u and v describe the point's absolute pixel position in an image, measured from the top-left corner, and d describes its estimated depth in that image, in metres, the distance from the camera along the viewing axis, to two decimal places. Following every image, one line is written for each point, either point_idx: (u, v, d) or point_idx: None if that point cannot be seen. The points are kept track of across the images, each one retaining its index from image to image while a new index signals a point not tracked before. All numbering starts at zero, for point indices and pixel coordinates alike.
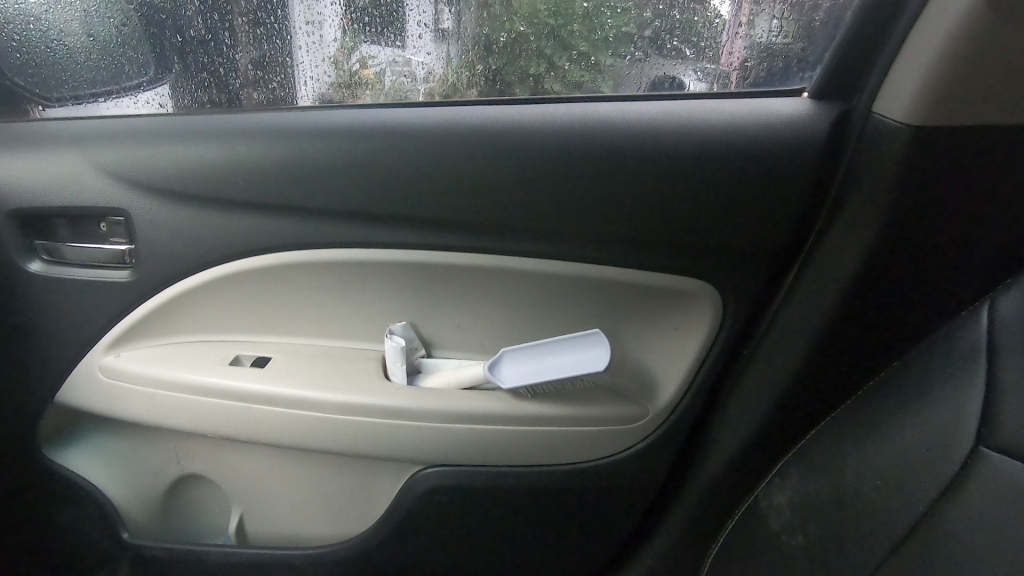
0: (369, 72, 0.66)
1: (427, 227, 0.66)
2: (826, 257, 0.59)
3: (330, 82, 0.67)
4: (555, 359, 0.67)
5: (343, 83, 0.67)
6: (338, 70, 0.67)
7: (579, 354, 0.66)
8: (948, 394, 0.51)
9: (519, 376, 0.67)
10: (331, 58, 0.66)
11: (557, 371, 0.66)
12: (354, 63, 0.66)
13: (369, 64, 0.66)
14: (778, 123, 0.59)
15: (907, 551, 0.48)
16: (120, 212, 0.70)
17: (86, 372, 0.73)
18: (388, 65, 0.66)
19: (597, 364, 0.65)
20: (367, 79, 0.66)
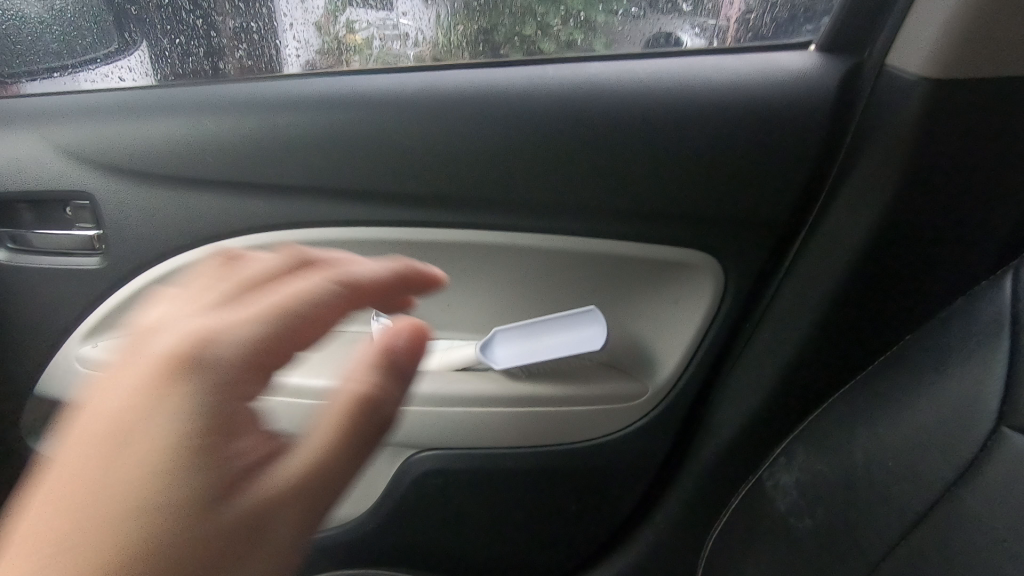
0: (356, 37, 0.61)
1: (409, 203, 0.63)
2: (833, 224, 0.55)
3: (317, 50, 0.62)
4: (550, 339, 0.64)
5: (330, 49, 0.62)
6: (324, 37, 0.62)
7: (574, 334, 0.63)
8: (967, 366, 0.44)
9: (512, 357, 0.65)
10: (316, 23, 0.62)
11: (551, 352, 0.64)
12: (341, 28, 0.62)
13: (355, 28, 0.61)
14: (784, 80, 0.55)
15: (919, 538, 0.42)
16: (85, 196, 0.66)
17: (63, 363, 0.71)
18: (376, 29, 0.61)
19: (591, 344, 0.62)
20: (355, 44, 0.61)
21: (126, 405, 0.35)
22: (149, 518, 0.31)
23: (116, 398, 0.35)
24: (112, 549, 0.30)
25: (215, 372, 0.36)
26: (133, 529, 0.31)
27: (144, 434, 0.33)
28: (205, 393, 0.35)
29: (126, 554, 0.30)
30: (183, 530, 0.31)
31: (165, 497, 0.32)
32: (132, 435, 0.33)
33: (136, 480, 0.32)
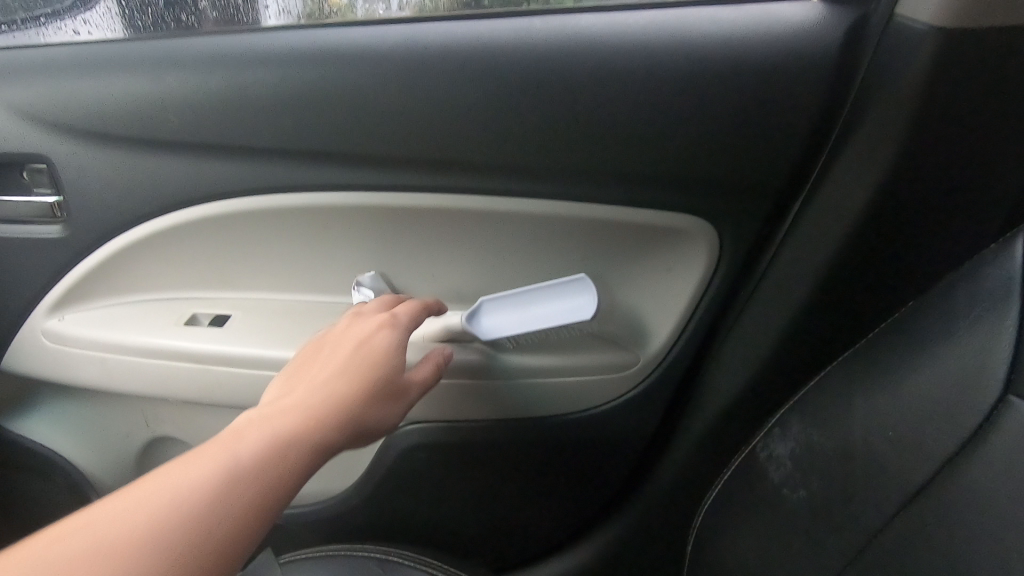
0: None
1: (390, 166, 0.59)
2: (833, 185, 0.52)
3: (298, 15, 0.56)
4: (539, 309, 0.60)
5: (312, 14, 0.56)
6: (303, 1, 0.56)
7: (564, 303, 0.59)
8: (972, 333, 0.42)
9: (500, 326, 0.61)
10: None
11: (540, 322, 0.60)
12: None
13: None
14: (783, 33, 0.50)
15: (918, 510, 0.41)
16: (41, 159, 0.62)
17: (30, 337, 0.68)
18: None
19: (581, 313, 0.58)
20: (337, 7, 0.56)
21: (340, 337, 0.54)
22: (359, 386, 0.50)
23: (329, 338, 0.55)
24: (338, 390, 0.49)
25: (397, 325, 0.56)
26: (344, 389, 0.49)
27: (353, 351, 0.53)
28: (390, 335, 0.55)
29: (340, 399, 0.49)
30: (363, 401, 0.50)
31: (364, 378, 0.51)
32: (344, 350, 0.53)
33: (351, 370, 0.51)
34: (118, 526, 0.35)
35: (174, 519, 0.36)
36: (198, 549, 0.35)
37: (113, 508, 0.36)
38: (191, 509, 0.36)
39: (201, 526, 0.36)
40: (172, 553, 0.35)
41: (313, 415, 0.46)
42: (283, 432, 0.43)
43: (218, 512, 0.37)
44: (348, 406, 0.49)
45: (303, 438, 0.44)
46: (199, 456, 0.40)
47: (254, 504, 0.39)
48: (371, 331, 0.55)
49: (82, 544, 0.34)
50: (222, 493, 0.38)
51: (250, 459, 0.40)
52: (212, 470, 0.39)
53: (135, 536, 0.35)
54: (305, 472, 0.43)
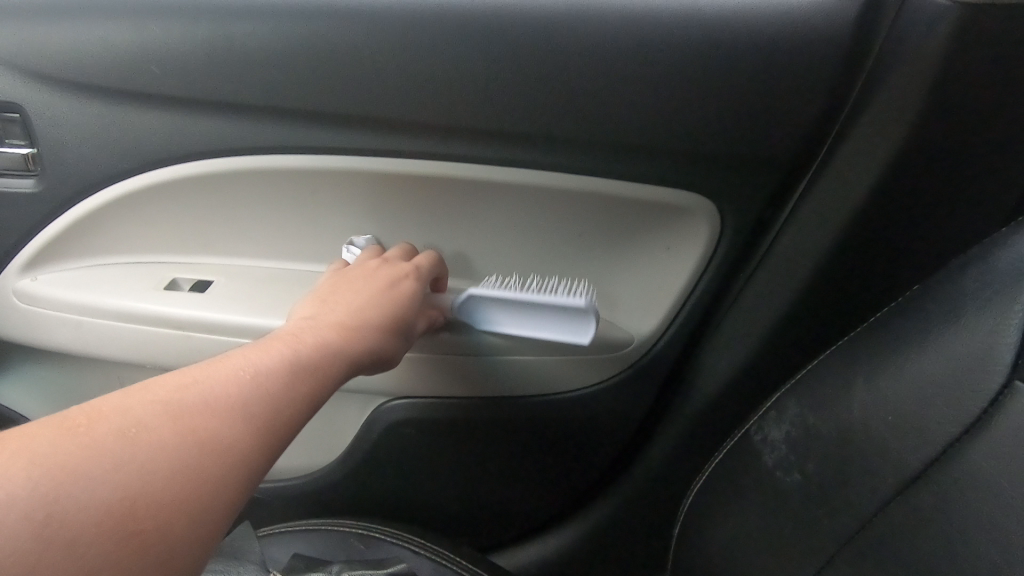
0: None
1: (382, 129, 0.57)
2: (839, 165, 0.50)
3: None
4: (537, 314, 0.56)
5: None
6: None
7: (563, 317, 0.55)
8: (978, 318, 0.41)
9: (494, 317, 0.59)
10: None
11: (535, 326, 0.57)
12: None
13: None
14: (797, 3, 0.48)
15: (914, 495, 0.40)
16: (14, 108, 0.59)
17: (1, 297, 0.66)
18: None
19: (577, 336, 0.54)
20: None
21: (371, 270, 0.57)
22: (384, 321, 0.53)
23: (359, 269, 0.57)
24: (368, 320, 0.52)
25: (423, 275, 0.58)
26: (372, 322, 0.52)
27: (383, 288, 0.55)
28: (416, 283, 0.57)
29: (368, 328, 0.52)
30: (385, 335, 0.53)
31: (389, 315, 0.54)
32: (378, 282, 0.55)
33: (382, 304, 0.54)
34: (206, 392, 0.38)
35: (253, 393, 0.39)
36: (275, 421, 0.39)
37: (197, 378, 0.39)
38: (265, 388, 0.40)
39: (275, 404, 0.40)
40: (256, 417, 0.38)
41: (354, 335, 0.50)
42: (330, 343, 0.47)
43: (286, 394, 0.41)
44: (377, 335, 0.52)
45: (345, 351, 0.48)
46: (259, 352, 0.43)
47: (309, 397, 0.43)
48: (398, 276, 0.57)
49: (178, 401, 0.37)
50: (288, 382, 0.42)
51: (304, 360, 0.44)
52: (276, 364, 0.42)
53: (225, 400, 0.38)
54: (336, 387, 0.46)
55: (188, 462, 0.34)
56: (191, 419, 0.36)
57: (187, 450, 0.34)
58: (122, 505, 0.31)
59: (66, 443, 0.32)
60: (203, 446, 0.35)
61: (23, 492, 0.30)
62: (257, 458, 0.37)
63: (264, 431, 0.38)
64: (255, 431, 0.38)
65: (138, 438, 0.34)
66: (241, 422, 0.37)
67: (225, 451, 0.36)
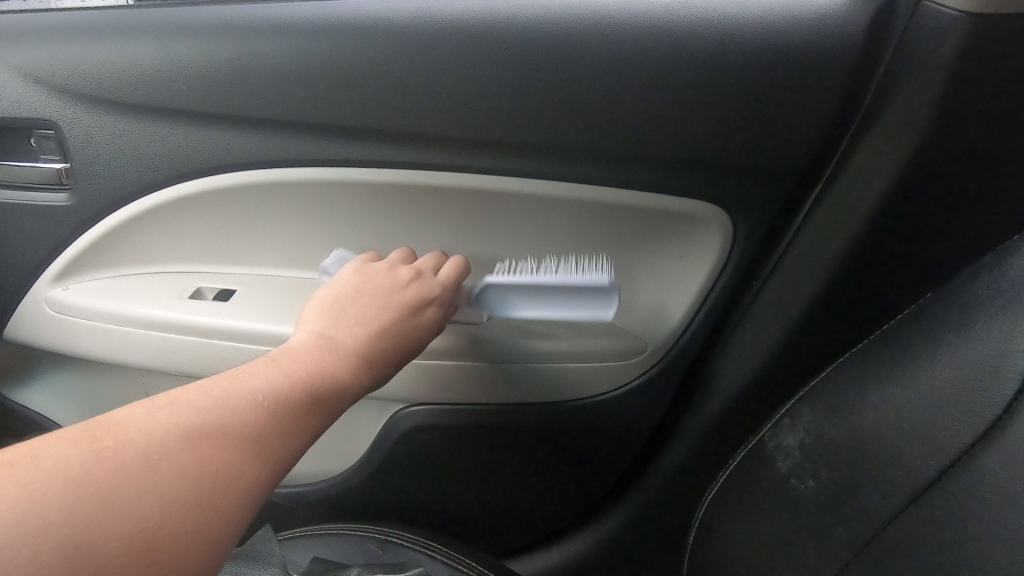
0: None
1: (399, 143, 0.58)
2: (851, 174, 0.51)
3: None
4: (551, 303, 0.59)
5: None
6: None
7: (579, 304, 0.58)
8: (992, 325, 0.41)
9: (507, 307, 0.60)
10: None
11: (551, 314, 0.59)
12: None
13: None
14: (808, 16, 0.49)
15: (929, 502, 0.40)
16: (49, 125, 0.62)
17: (33, 306, 0.68)
18: None
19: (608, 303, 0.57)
20: None
21: (397, 283, 0.58)
22: (396, 351, 0.54)
23: (384, 278, 0.58)
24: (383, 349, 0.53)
25: (444, 303, 0.59)
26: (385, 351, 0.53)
27: (402, 312, 0.56)
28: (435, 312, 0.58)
29: (381, 359, 0.53)
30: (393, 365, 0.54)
31: (402, 344, 0.55)
32: (403, 299, 0.57)
33: (398, 332, 0.55)
34: (226, 417, 0.39)
35: (268, 424, 0.40)
36: (282, 454, 0.40)
37: (218, 399, 0.39)
38: (279, 419, 0.41)
39: (287, 435, 0.41)
40: (270, 449, 0.39)
41: (366, 363, 0.51)
42: (342, 373, 0.48)
43: (297, 427, 0.42)
44: (385, 365, 0.53)
45: (354, 380, 0.49)
46: (281, 377, 0.44)
47: (314, 430, 0.44)
48: (420, 299, 0.57)
49: (200, 425, 0.37)
50: (303, 416, 0.43)
51: (316, 388, 0.45)
52: (291, 392, 0.43)
53: (243, 429, 0.39)
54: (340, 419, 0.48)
55: (208, 492, 0.35)
56: (213, 447, 0.37)
57: (207, 480, 0.35)
58: (145, 534, 0.32)
59: (97, 465, 0.33)
60: (220, 475, 0.36)
61: (58, 520, 0.30)
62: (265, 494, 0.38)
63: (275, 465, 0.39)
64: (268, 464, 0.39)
65: (163, 463, 0.35)
66: (256, 454, 0.38)
67: (240, 482, 0.37)
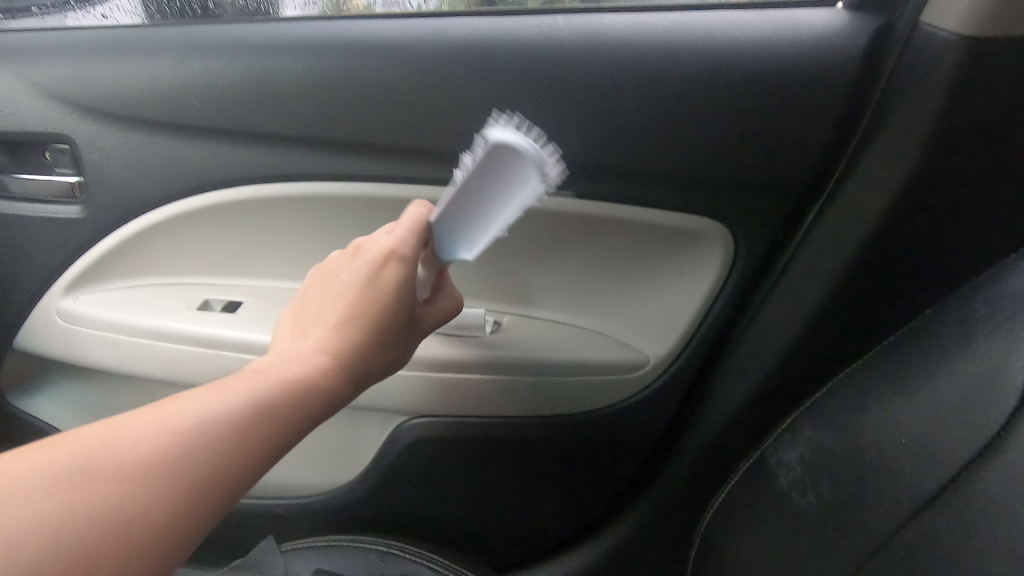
0: None
1: (405, 159, 0.59)
2: (850, 192, 0.52)
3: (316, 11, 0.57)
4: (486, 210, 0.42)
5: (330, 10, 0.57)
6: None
7: (499, 183, 0.38)
8: (991, 340, 0.41)
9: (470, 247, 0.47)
10: None
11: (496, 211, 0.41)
12: None
13: None
14: (807, 37, 0.50)
15: (930, 517, 0.41)
16: (64, 139, 0.63)
17: (43, 316, 0.69)
18: None
19: (506, 155, 0.36)
20: (354, 6, 0.57)
21: (347, 264, 0.48)
22: (365, 335, 0.45)
23: (334, 265, 0.49)
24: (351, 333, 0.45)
25: (407, 256, 0.47)
26: (347, 338, 0.44)
27: (360, 289, 0.46)
28: (397, 270, 0.47)
29: (349, 346, 0.44)
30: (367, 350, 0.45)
31: (371, 324, 0.46)
32: (354, 275, 0.47)
33: (364, 309, 0.45)
34: (137, 450, 0.34)
35: (191, 457, 0.34)
36: (214, 491, 0.35)
37: (140, 429, 0.35)
38: (209, 447, 0.35)
39: (220, 464, 0.35)
40: (178, 477, 0.34)
41: (335, 360, 0.43)
42: (312, 375, 0.42)
43: (235, 455, 0.36)
44: (360, 355, 0.45)
45: (325, 386, 0.42)
46: (208, 395, 0.38)
47: (267, 453, 0.38)
48: (376, 268, 0.47)
49: (103, 461, 0.33)
50: (238, 430, 0.37)
51: (272, 404, 0.39)
52: (233, 411, 0.37)
53: (134, 458, 0.34)
54: (317, 417, 0.41)
55: (85, 546, 0.30)
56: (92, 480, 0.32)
57: (91, 530, 0.31)
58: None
59: None
60: (109, 523, 0.31)
61: None
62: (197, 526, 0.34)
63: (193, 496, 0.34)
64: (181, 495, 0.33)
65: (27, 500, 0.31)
66: (168, 495, 0.33)
67: (136, 531, 0.32)
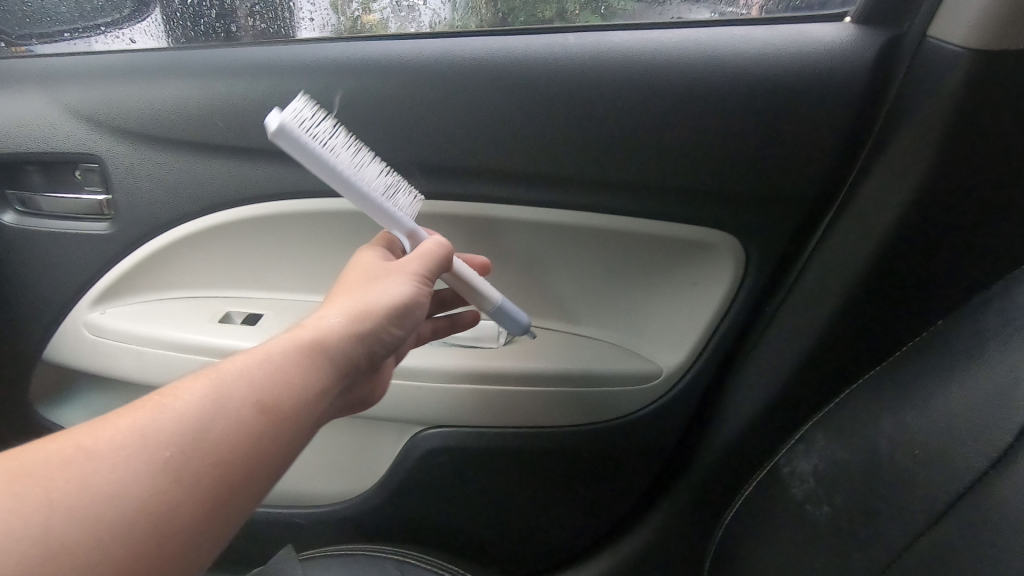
0: (372, 18, 0.58)
1: (420, 174, 0.61)
2: (861, 204, 0.52)
3: (332, 31, 0.59)
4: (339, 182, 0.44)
5: (346, 30, 0.59)
6: (341, 16, 0.59)
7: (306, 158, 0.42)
8: (1004, 352, 0.42)
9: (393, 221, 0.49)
10: (332, 3, 0.59)
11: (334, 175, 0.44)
12: (357, 8, 0.59)
13: (372, 8, 0.58)
14: (816, 52, 0.51)
15: (944, 529, 0.41)
16: (94, 159, 0.66)
17: (71, 329, 0.71)
18: (392, 11, 0.58)
19: (290, 141, 0.40)
20: (370, 26, 0.58)
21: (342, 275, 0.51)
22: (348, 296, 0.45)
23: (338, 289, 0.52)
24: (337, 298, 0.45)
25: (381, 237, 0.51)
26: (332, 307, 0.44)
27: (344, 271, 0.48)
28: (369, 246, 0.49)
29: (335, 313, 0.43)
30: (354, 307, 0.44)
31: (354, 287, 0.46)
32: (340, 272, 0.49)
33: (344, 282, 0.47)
34: (101, 432, 0.32)
35: (162, 428, 0.33)
36: (196, 460, 0.33)
37: (107, 416, 0.34)
38: (181, 416, 0.34)
39: (197, 435, 0.33)
40: (145, 453, 0.32)
41: (344, 319, 0.43)
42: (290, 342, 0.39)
43: (216, 419, 0.34)
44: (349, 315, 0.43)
45: (316, 349, 0.40)
46: (181, 380, 0.36)
47: (255, 411, 0.35)
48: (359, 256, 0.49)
49: (64, 447, 0.31)
50: (213, 400, 0.35)
51: (248, 370, 0.37)
52: (207, 385, 0.35)
53: (98, 441, 0.32)
54: (312, 380, 0.39)
55: (46, 534, 0.29)
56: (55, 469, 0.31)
57: (51, 514, 0.29)
58: None
59: None
60: (72, 506, 0.30)
61: None
62: (181, 503, 0.32)
63: (168, 471, 0.32)
64: (154, 471, 0.32)
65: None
66: (140, 470, 0.31)
67: (102, 513, 0.30)
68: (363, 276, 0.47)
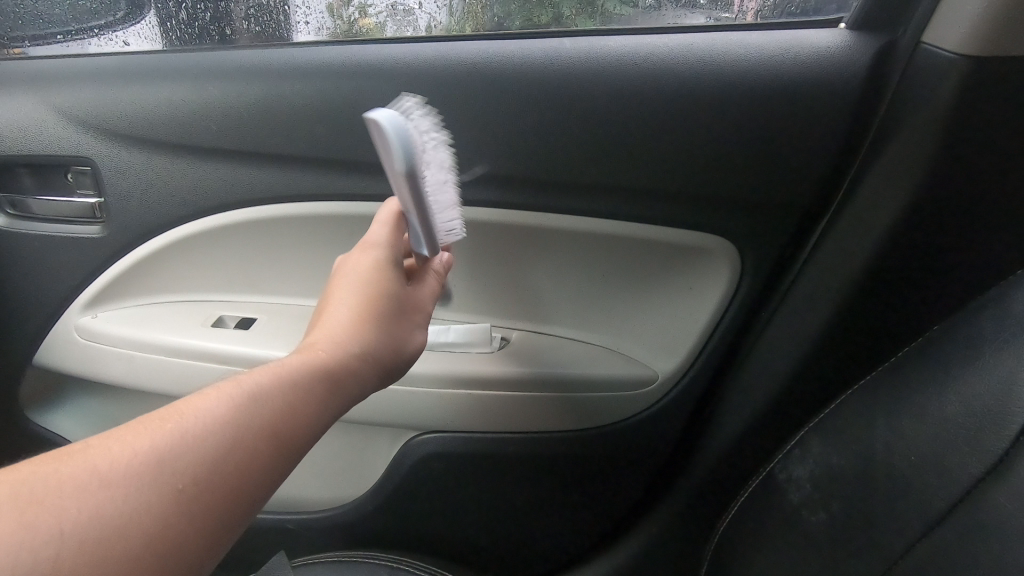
0: (369, 21, 0.58)
1: None
2: (856, 209, 0.52)
3: (329, 35, 0.59)
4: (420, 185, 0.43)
5: (343, 33, 0.59)
6: (337, 20, 0.59)
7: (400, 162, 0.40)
8: (999, 358, 0.42)
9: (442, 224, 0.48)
10: (330, 6, 0.59)
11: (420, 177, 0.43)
12: (354, 11, 0.59)
13: (369, 12, 0.58)
14: (810, 58, 0.51)
15: (940, 535, 0.40)
16: (86, 162, 0.65)
17: (62, 332, 0.70)
18: (389, 14, 0.58)
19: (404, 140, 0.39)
20: (366, 29, 0.58)
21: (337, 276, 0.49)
22: (358, 318, 0.45)
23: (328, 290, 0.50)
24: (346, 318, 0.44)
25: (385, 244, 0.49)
26: (341, 329, 0.44)
27: (348, 282, 0.47)
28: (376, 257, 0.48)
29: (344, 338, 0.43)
30: (363, 335, 0.44)
31: (363, 307, 0.45)
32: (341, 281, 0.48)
33: (352, 297, 0.46)
34: (115, 456, 0.31)
35: (179, 456, 0.32)
36: (211, 492, 0.32)
37: (116, 436, 0.32)
38: (198, 444, 0.33)
39: (213, 465, 0.33)
40: (162, 484, 0.31)
41: (353, 347, 0.43)
42: (304, 368, 0.39)
43: (231, 448, 0.34)
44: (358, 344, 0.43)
45: (328, 380, 0.40)
46: (193, 398, 0.35)
47: (268, 441, 0.35)
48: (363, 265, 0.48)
49: (77, 472, 0.30)
50: (229, 428, 0.34)
51: (264, 397, 0.36)
52: (224, 410, 0.35)
53: (110, 467, 0.30)
54: (323, 410, 0.39)
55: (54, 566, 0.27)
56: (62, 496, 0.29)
57: (64, 549, 0.27)
58: None
59: None
60: (86, 538, 0.28)
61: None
62: (194, 535, 0.31)
63: (183, 502, 0.31)
64: (168, 503, 0.31)
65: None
66: (155, 500, 0.30)
67: (115, 546, 0.29)
68: (379, 299, 0.46)
